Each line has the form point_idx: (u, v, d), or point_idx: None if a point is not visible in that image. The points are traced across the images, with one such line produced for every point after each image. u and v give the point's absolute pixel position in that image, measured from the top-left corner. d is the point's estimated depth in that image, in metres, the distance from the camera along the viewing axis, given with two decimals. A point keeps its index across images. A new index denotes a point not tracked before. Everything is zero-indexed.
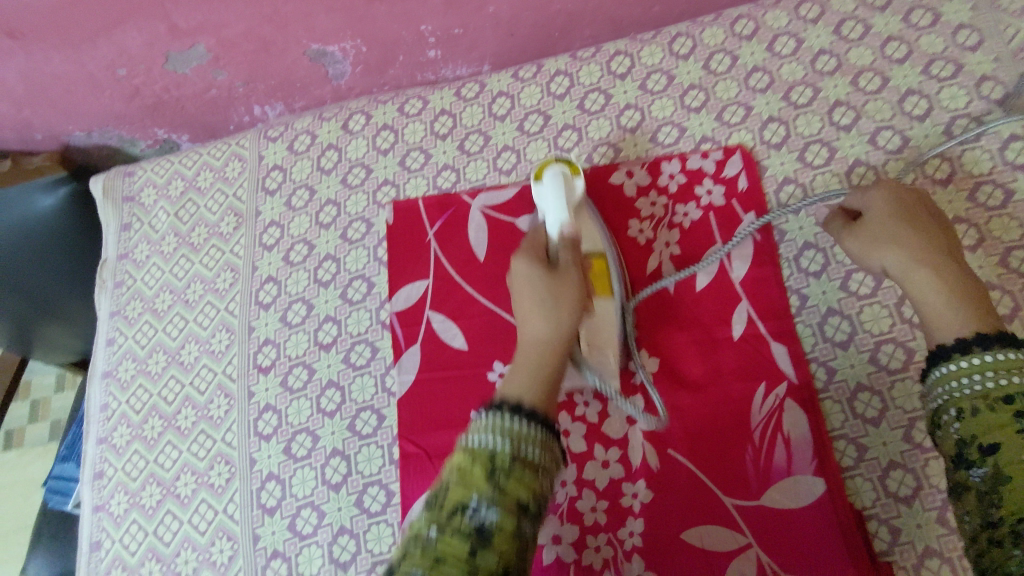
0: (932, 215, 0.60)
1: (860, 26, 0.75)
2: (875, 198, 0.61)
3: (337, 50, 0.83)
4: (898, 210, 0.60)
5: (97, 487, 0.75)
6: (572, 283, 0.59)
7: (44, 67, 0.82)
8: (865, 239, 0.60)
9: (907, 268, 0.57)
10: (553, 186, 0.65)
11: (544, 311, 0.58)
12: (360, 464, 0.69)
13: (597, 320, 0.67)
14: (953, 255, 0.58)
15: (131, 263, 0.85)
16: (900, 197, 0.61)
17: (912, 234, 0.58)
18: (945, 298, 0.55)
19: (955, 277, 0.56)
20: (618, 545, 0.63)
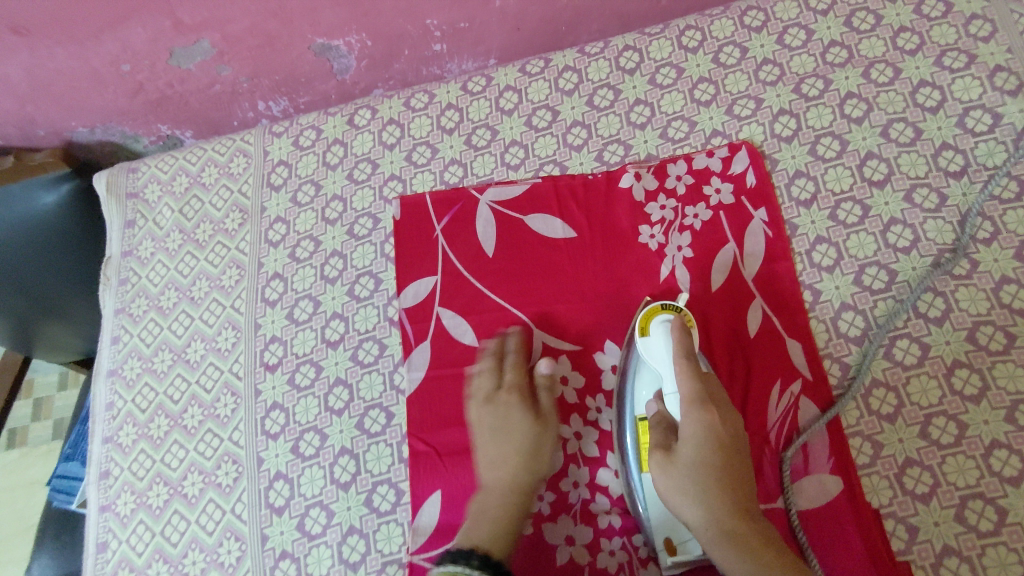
0: (729, 430, 0.58)
1: (871, 17, 0.75)
2: (691, 511, 0.56)
3: (341, 44, 0.82)
4: (716, 459, 0.56)
5: (103, 486, 0.75)
6: (692, 475, 0.56)
7: (47, 63, 0.81)
8: (682, 486, 0.56)
9: (694, 502, 0.56)
10: (666, 362, 0.61)
11: (694, 500, 0.56)
12: (369, 462, 0.69)
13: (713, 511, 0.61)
14: (743, 508, 0.55)
15: (136, 261, 0.84)
16: (714, 431, 0.56)
17: (718, 501, 0.55)
18: (742, 551, 0.53)
19: (753, 555, 0.53)
20: (632, 549, 0.62)
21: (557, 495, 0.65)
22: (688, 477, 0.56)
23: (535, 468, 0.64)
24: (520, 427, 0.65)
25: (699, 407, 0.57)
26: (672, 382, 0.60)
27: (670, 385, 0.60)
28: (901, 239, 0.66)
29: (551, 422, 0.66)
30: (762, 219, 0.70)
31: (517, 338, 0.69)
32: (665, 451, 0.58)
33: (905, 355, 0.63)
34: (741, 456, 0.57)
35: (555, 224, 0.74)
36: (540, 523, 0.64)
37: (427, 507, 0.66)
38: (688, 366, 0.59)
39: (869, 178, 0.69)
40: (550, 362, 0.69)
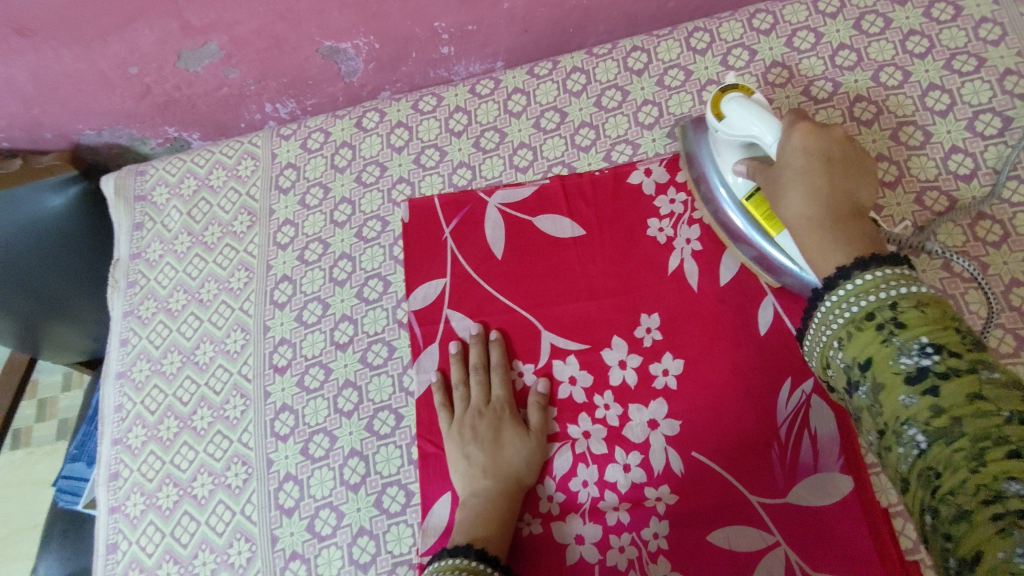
0: (843, 150, 0.55)
1: (880, 21, 0.75)
2: (795, 207, 0.54)
3: (350, 47, 0.82)
4: (810, 155, 0.54)
5: (113, 488, 0.75)
6: (826, 137, 0.55)
7: (55, 66, 0.81)
8: (781, 184, 0.55)
9: (790, 193, 0.54)
10: (749, 111, 0.59)
11: (807, 192, 0.53)
12: (378, 464, 0.69)
13: (781, 163, 0.55)
14: (850, 206, 0.53)
15: (145, 263, 0.85)
16: (817, 142, 0.55)
17: (819, 194, 0.53)
18: (822, 204, 0.53)
19: (825, 219, 0.52)
20: (642, 546, 0.62)
21: (566, 494, 0.65)
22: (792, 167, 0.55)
23: (518, 478, 0.65)
24: (505, 439, 0.67)
25: (795, 124, 0.56)
26: (768, 131, 0.57)
27: (761, 129, 0.58)
28: (910, 241, 0.67)
29: (539, 436, 0.67)
30: None
31: (498, 346, 0.70)
32: (768, 176, 0.57)
33: None
34: (852, 159, 0.55)
35: (563, 224, 0.74)
36: (550, 522, 0.65)
37: (436, 507, 0.66)
38: (775, 116, 0.58)
39: (878, 180, 0.69)
40: (558, 361, 0.69)
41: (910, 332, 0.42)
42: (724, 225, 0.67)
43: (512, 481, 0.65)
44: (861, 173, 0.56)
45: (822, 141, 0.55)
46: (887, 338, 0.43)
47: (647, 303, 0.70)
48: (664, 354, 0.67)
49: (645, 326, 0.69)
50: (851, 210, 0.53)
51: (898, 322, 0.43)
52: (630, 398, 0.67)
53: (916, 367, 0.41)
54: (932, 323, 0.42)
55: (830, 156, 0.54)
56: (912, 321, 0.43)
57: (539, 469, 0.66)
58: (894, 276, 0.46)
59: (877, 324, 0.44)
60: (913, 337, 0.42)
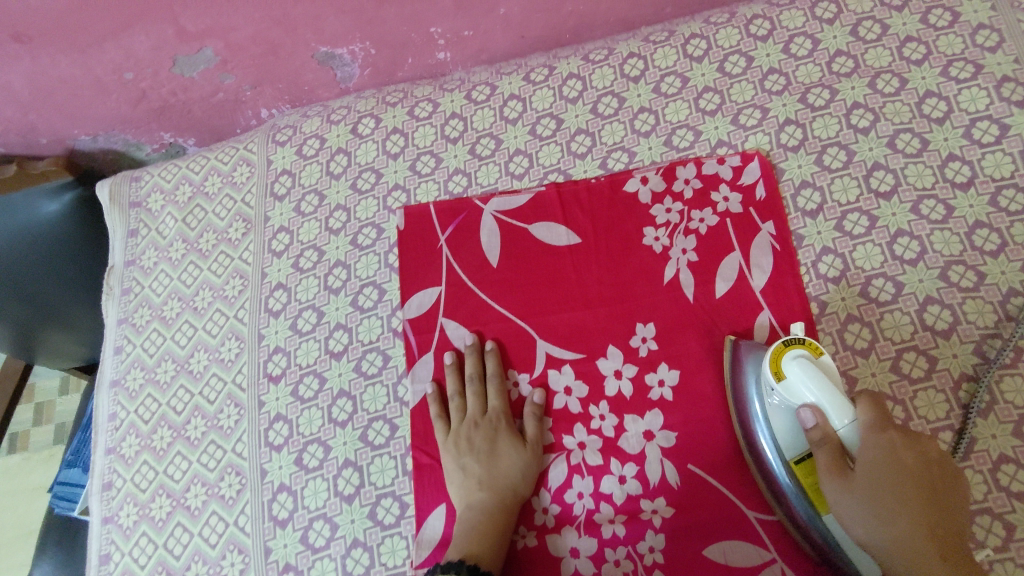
0: (936, 472, 0.52)
1: (878, 26, 0.74)
2: (877, 538, 0.51)
3: (345, 53, 0.82)
4: (891, 473, 0.51)
5: (106, 498, 0.74)
6: (886, 453, 0.51)
7: (50, 72, 0.80)
8: (858, 507, 0.51)
9: (874, 527, 0.51)
10: (819, 387, 0.53)
11: (874, 523, 0.51)
12: (372, 475, 0.68)
13: (843, 484, 0.52)
14: (946, 536, 0.50)
15: (139, 270, 0.84)
16: (901, 457, 0.51)
17: (904, 522, 0.50)
18: (923, 554, 0.49)
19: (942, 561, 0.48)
20: (638, 559, 0.61)
21: (561, 506, 0.65)
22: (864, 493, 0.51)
23: (514, 490, 0.65)
24: (500, 451, 0.66)
25: (879, 429, 0.52)
26: (839, 414, 0.52)
27: (833, 410, 0.53)
28: (908, 250, 0.66)
29: (535, 447, 0.66)
30: (769, 232, 0.69)
31: (494, 355, 0.70)
32: (835, 479, 0.52)
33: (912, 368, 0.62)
34: (944, 476, 0.52)
35: (559, 232, 0.74)
36: (544, 534, 0.64)
37: (431, 519, 0.66)
38: (851, 403, 0.53)
39: (875, 189, 0.69)
40: (553, 371, 0.69)
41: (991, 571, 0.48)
42: (750, 444, 0.61)
43: (507, 494, 0.64)
44: (931, 443, 0.53)
45: (888, 445, 0.51)
46: None
47: (643, 313, 0.69)
48: (660, 364, 0.67)
49: (641, 336, 0.68)
50: (938, 536, 0.49)
51: None
52: (626, 409, 0.66)
53: None
54: None
55: (903, 460, 0.51)
56: None
57: (534, 481, 0.65)
58: None
59: None
60: None
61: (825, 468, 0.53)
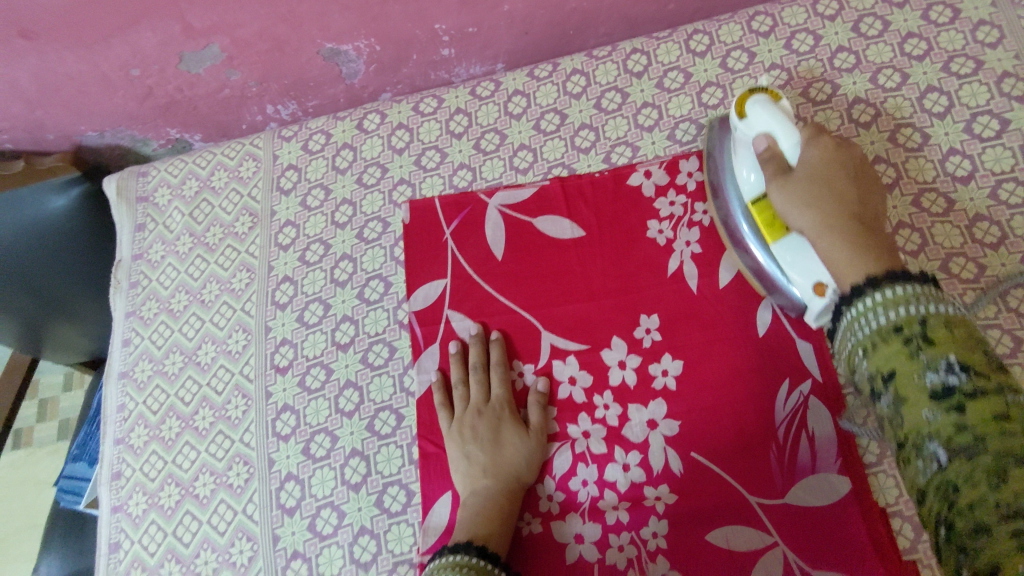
0: (853, 168, 0.61)
1: (878, 23, 0.76)
2: (800, 217, 0.59)
3: (351, 49, 0.83)
4: (833, 174, 0.60)
5: (115, 487, 0.75)
6: (817, 157, 0.61)
7: (57, 68, 0.81)
8: (794, 195, 0.60)
9: (817, 239, 0.58)
10: (770, 117, 0.62)
11: (825, 215, 0.58)
12: (379, 464, 0.69)
13: (796, 181, 0.60)
14: (859, 195, 0.60)
15: (147, 263, 0.85)
16: (832, 156, 0.61)
17: (830, 197, 0.59)
18: (840, 228, 0.56)
19: (847, 231, 0.56)
20: (641, 545, 0.62)
21: (565, 494, 0.65)
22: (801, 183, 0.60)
23: (519, 477, 0.66)
24: (505, 439, 0.67)
25: (817, 137, 0.62)
26: (790, 137, 0.62)
27: (783, 136, 0.62)
28: (908, 242, 0.67)
29: (538, 435, 0.67)
30: None
31: (498, 344, 0.71)
32: (778, 177, 0.61)
33: None
34: (862, 167, 0.62)
35: (563, 225, 0.75)
36: (549, 521, 0.65)
37: (437, 507, 0.67)
38: (798, 127, 0.63)
39: (876, 182, 0.70)
40: (558, 361, 0.70)
41: (938, 349, 0.44)
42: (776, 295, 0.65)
43: (511, 479, 0.65)
44: (872, 185, 0.62)
45: (818, 153, 0.61)
46: (914, 351, 0.45)
47: (646, 304, 0.70)
48: (663, 354, 0.68)
49: (644, 327, 0.69)
50: (857, 218, 0.58)
51: (927, 337, 0.45)
52: (629, 398, 0.67)
53: (944, 383, 0.43)
54: (968, 347, 0.44)
55: (846, 176, 0.60)
56: (942, 339, 0.44)
57: (538, 469, 0.66)
58: (922, 293, 0.47)
59: (906, 337, 0.46)
60: (942, 355, 0.44)
61: (779, 180, 0.61)
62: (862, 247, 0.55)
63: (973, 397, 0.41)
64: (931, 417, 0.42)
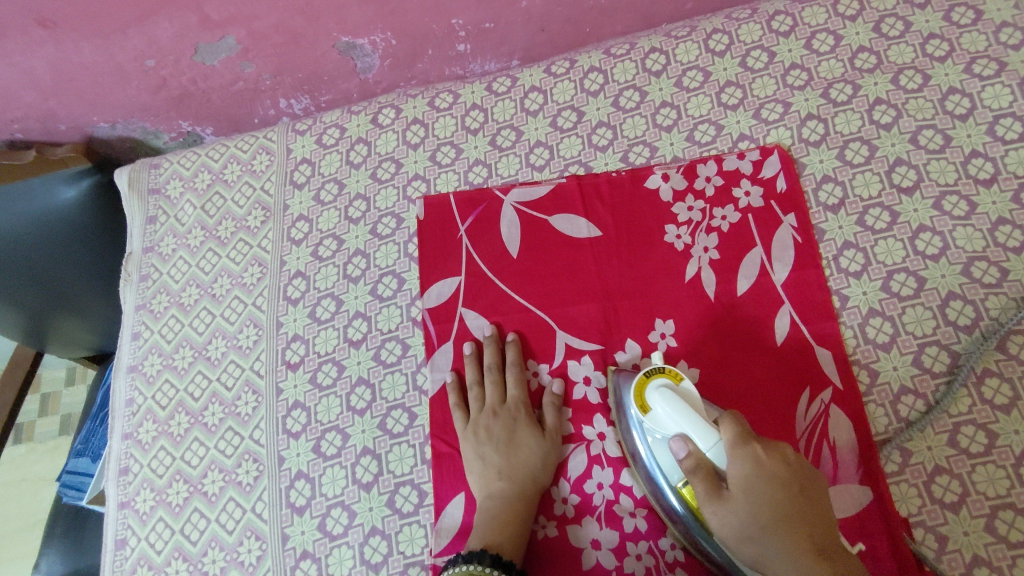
0: (794, 466, 0.53)
1: (900, 23, 0.74)
2: (780, 569, 0.51)
3: (366, 43, 0.82)
4: (780, 501, 0.52)
5: (123, 483, 0.74)
6: (745, 467, 0.52)
7: (72, 57, 0.80)
8: (736, 522, 0.52)
9: (745, 537, 0.52)
10: (675, 420, 0.56)
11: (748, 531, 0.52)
12: (391, 463, 0.68)
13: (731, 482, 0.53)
14: (821, 542, 0.51)
15: (157, 257, 0.84)
16: (770, 469, 0.52)
17: (804, 554, 0.50)
18: (797, 568, 0.50)
19: (789, 546, 0.51)
20: (659, 555, 0.62)
21: (581, 497, 0.65)
22: (748, 513, 0.52)
23: (534, 478, 0.64)
24: (519, 440, 0.66)
25: (743, 444, 0.53)
26: (704, 437, 0.54)
27: (698, 437, 0.54)
28: (930, 246, 0.66)
29: (554, 437, 0.66)
30: (791, 225, 0.70)
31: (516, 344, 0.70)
32: (708, 496, 0.53)
33: (934, 362, 0.62)
34: (809, 471, 0.54)
35: (580, 225, 0.74)
36: (565, 525, 0.64)
37: (450, 508, 0.66)
38: (716, 424, 0.55)
39: (897, 184, 0.69)
40: (573, 362, 0.69)
41: None
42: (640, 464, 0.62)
43: (525, 480, 0.64)
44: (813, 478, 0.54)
45: (754, 455, 0.52)
46: None
47: (663, 307, 0.69)
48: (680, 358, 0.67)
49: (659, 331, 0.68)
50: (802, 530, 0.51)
51: None
52: None
53: None
54: None
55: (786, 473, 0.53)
56: None
57: (554, 469, 0.65)
58: None
59: None
60: None
61: (709, 504, 0.53)
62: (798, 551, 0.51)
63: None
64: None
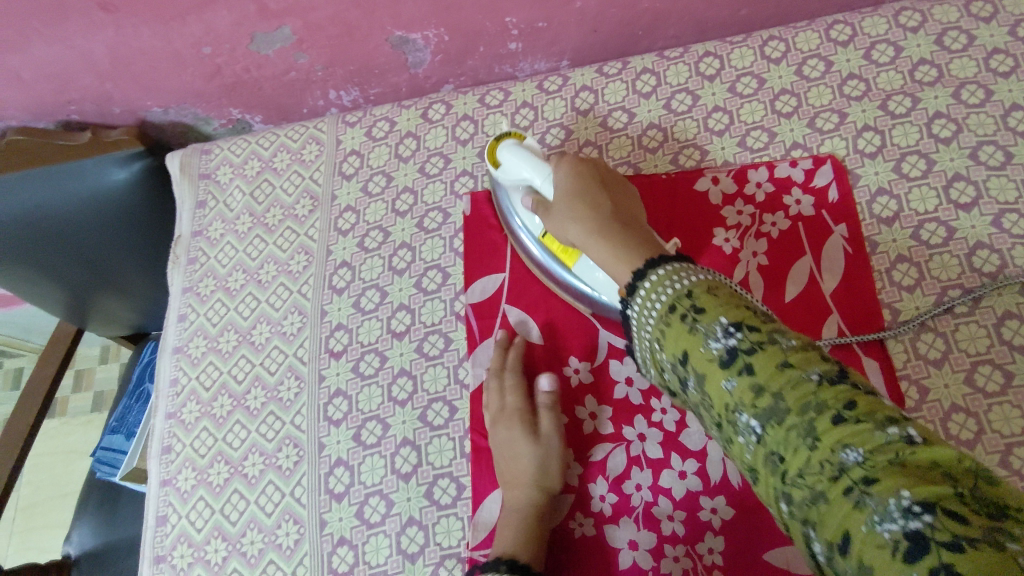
0: (604, 184, 0.60)
1: (963, 37, 0.73)
2: (570, 226, 0.57)
3: (419, 38, 0.83)
4: (565, 182, 0.60)
5: (165, 461, 0.76)
6: (563, 174, 0.61)
7: (132, 42, 0.82)
8: (558, 207, 0.59)
9: (588, 246, 0.55)
10: (519, 157, 0.65)
11: (587, 215, 0.56)
12: (430, 454, 0.69)
13: (553, 200, 0.61)
14: (622, 220, 0.55)
15: (206, 241, 0.85)
16: (579, 171, 0.60)
17: (597, 208, 0.56)
18: (601, 242, 0.53)
19: (615, 228, 0.53)
20: (697, 559, 0.61)
21: (618, 496, 0.64)
22: (558, 203, 0.59)
23: (542, 483, 0.63)
24: (519, 449, 0.65)
25: (565, 161, 0.62)
26: (536, 169, 0.64)
27: (532, 174, 0.64)
28: (987, 263, 0.65)
29: (550, 441, 0.65)
30: (842, 235, 0.69)
31: (505, 352, 0.70)
32: (545, 212, 0.62)
33: (987, 382, 0.61)
34: (617, 190, 0.60)
35: None
36: (601, 524, 0.64)
37: (487, 502, 0.66)
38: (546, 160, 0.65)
39: (955, 200, 0.68)
40: (615, 362, 0.69)
41: (709, 315, 0.42)
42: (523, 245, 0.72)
43: (532, 485, 0.63)
44: (627, 198, 0.60)
45: (569, 168, 0.61)
46: (692, 324, 0.42)
47: None
48: None
49: None
50: (620, 219, 0.55)
51: (697, 307, 0.43)
52: None
53: (744, 353, 0.40)
54: (729, 307, 0.42)
55: (597, 198, 0.57)
56: (725, 311, 0.42)
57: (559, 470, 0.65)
58: (671, 270, 0.46)
59: (680, 312, 0.43)
60: (713, 320, 0.41)
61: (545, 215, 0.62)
62: (621, 235, 0.52)
63: (803, 374, 0.38)
64: (731, 388, 0.40)
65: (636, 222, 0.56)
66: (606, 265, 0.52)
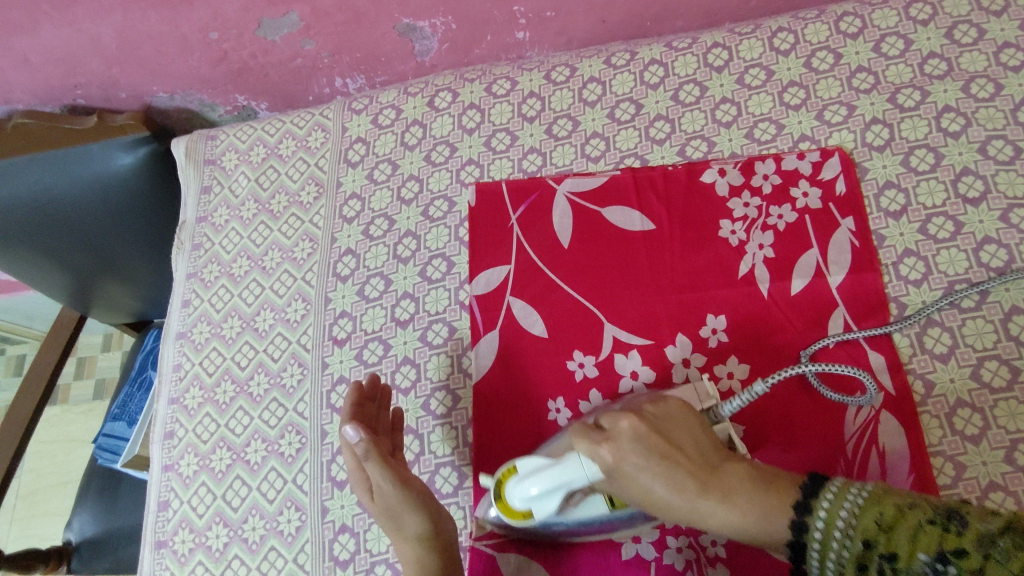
0: (653, 417, 0.56)
1: (974, 30, 0.73)
2: (660, 492, 0.52)
3: (426, 26, 0.82)
4: (627, 442, 0.53)
5: (168, 446, 0.76)
6: (592, 443, 0.55)
7: (139, 26, 0.82)
8: (645, 490, 0.53)
9: (703, 516, 0.52)
10: (540, 465, 0.57)
11: (681, 494, 0.52)
12: (432, 444, 0.69)
13: (617, 470, 0.54)
14: (711, 463, 0.53)
15: (210, 227, 0.85)
16: (621, 432, 0.54)
17: (678, 474, 0.52)
18: (721, 507, 0.51)
19: (712, 497, 0.51)
20: (700, 550, 0.61)
21: None
22: (633, 471, 0.53)
23: (416, 537, 0.60)
24: (384, 504, 0.61)
25: (587, 438, 0.55)
26: (570, 472, 0.55)
27: (569, 479, 0.55)
28: (995, 258, 0.65)
29: (379, 495, 0.61)
30: (849, 228, 0.69)
31: (355, 412, 0.65)
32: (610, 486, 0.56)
33: (993, 377, 0.61)
34: (661, 411, 0.56)
35: (633, 217, 0.74)
36: None
37: (489, 493, 0.66)
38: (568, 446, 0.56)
39: (963, 194, 0.67)
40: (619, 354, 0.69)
41: (903, 561, 0.43)
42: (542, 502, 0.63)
43: (411, 546, 0.60)
44: (678, 414, 0.56)
45: (621, 424, 0.55)
46: (888, 570, 0.43)
47: (714, 304, 0.69)
48: (728, 357, 0.67)
49: (710, 327, 0.68)
50: (706, 463, 0.53)
51: (885, 552, 0.44)
52: None
53: None
54: (908, 533, 0.43)
55: (672, 457, 0.53)
56: (897, 539, 0.43)
57: (422, 517, 0.60)
58: (835, 500, 0.47)
59: (872, 566, 0.44)
60: (912, 560, 0.43)
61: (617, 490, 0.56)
62: (733, 495, 0.51)
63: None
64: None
65: (704, 435, 0.55)
66: (741, 534, 0.51)
